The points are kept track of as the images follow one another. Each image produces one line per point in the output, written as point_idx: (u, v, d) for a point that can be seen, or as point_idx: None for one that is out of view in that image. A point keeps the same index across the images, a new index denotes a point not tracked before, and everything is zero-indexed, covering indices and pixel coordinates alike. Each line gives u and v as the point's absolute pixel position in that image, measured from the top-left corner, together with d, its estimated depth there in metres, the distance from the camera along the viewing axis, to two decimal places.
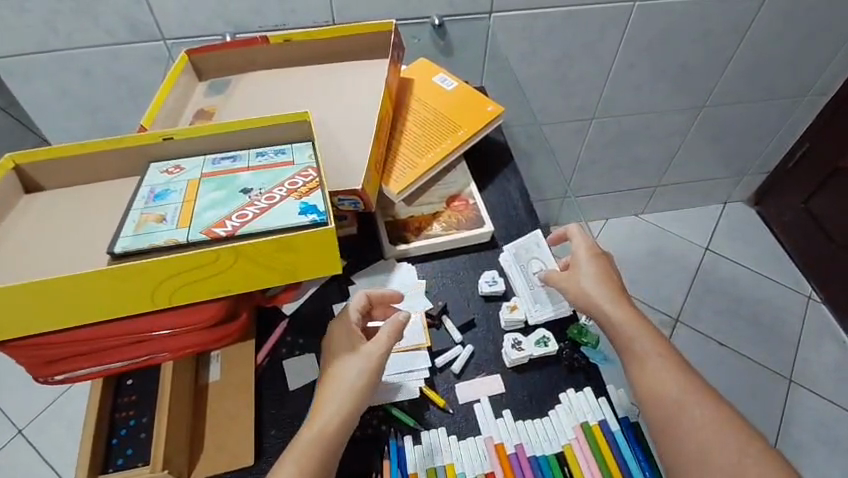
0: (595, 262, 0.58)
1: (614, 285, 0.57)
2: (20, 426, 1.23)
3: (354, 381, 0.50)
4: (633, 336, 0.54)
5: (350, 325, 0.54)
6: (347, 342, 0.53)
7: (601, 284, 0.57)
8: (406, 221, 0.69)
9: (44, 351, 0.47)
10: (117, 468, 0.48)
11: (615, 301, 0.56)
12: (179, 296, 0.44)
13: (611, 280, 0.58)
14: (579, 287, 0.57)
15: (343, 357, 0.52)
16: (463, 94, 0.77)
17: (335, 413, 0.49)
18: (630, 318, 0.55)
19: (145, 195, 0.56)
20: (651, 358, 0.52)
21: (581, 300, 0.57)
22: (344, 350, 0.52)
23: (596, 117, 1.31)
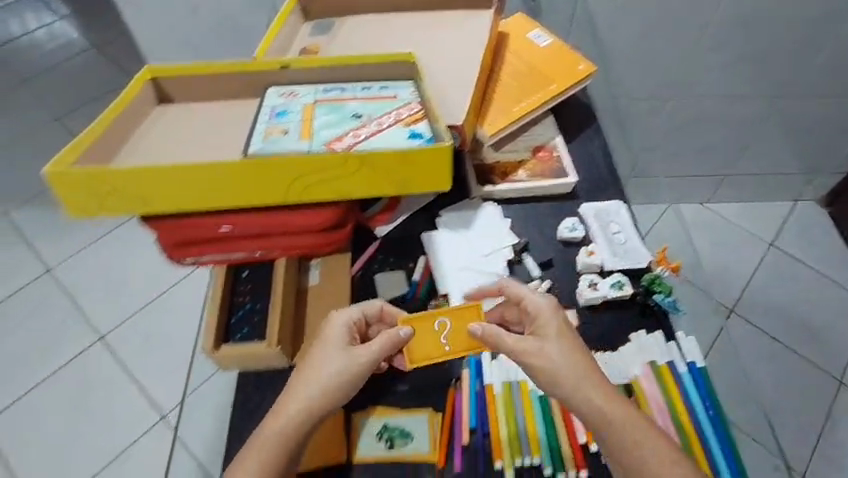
0: (541, 310, 0.51)
1: (567, 334, 0.49)
2: (102, 333, 1.36)
3: (339, 374, 0.48)
4: (593, 381, 0.47)
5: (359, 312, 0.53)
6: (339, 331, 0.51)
7: (551, 333, 0.49)
8: (492, 165, 0.73)
9: (184, 233, 0.54)
10: (235, 341, 0.55)
11: (571, 349, 0.48)
12: (305, 195, 0.49)
13: (565, 328, 0.50)
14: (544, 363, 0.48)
15: (336, 344, 0.50)
16: (556, 50, 0.79)
17: (311, 399, 0.47)
18: (586, 366, 0.48)
19: (267, 113, 0.62)
20: (611, 400, 0.47)
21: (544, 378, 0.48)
22: (340, 337, 0.50)
23: (672, 96, 1.29)
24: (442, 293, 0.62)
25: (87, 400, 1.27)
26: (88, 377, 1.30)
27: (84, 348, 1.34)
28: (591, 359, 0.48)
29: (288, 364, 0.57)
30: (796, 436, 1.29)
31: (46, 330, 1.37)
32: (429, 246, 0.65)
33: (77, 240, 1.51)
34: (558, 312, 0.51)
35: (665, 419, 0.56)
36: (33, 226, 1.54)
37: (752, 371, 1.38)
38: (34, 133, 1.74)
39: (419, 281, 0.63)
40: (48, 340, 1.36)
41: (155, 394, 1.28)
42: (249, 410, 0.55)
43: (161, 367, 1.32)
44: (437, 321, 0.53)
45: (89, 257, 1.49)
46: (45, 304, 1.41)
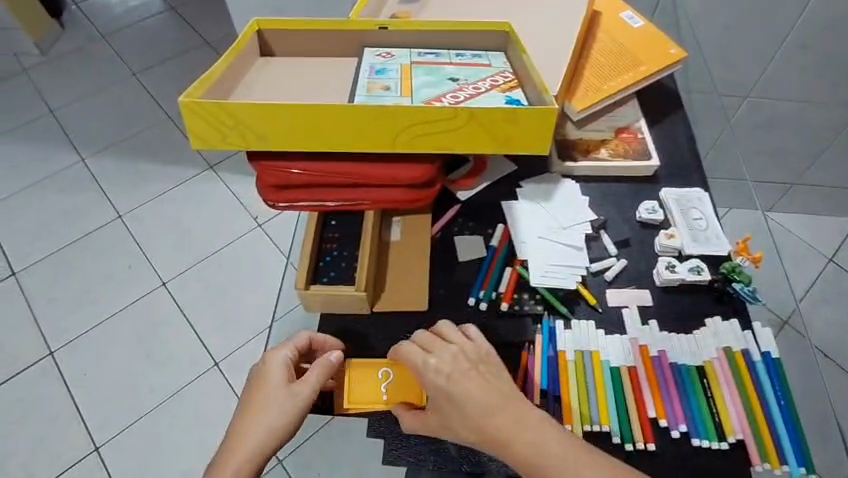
0: (435, 361, 0.47)
1: (465, 383, 0.46)
2: (164, 279, 1.44)
3: (274, 419, 0.47)
4: (498, 426, 0.44)
5: (283, 354, 0.51)
6: (274, 373, 0.49)
7: (447, 384, 0.46)
8: (574, 142, 0.73)
9: (283, 176, 0.56)
10: (323, 283, 0.58)
11: (471, 398, 0.45)
12: (410, 146, 0.51)
13: (465, 377, 0.46)
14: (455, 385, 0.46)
15: (261, 393, 0.48)
16: (648, 33, 0.78)
17: (247, 453, 0.46)
18: (490, 410, 0.44)
19: (367, 69, 0.64)
20: (525, 439, 0.43)
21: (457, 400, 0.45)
22: (265, 384, 0.49)
23: (748, 95, 1.25)
24: (519, 259, 0.63)
25: (147, 340, 1.35)
26: (147, 318, 1.38)
27: (147, 292, 1.42)
28: (500, 397, 0.45)
29: (368, 312, 0.59)
30: None
31: (113, 271, 1.45)
32: (508, 215, 0.66)
33: (146, 190, 1.59)
34: (457, 359, 0.47)
35: (735, 402, 0.55)
36: (106, 174, 1.62)
37: None
38: (111, 86, 1.83)
39: (496, 247, 0.64)
40: (114, 281, 1.44)
41: (210, 342, 1.34)
42: None
43: (216, 317, 1.38)
44: (380, 371, 0.55)
45: (155, 207, 1.56)
46: (114, 247, 1.49)
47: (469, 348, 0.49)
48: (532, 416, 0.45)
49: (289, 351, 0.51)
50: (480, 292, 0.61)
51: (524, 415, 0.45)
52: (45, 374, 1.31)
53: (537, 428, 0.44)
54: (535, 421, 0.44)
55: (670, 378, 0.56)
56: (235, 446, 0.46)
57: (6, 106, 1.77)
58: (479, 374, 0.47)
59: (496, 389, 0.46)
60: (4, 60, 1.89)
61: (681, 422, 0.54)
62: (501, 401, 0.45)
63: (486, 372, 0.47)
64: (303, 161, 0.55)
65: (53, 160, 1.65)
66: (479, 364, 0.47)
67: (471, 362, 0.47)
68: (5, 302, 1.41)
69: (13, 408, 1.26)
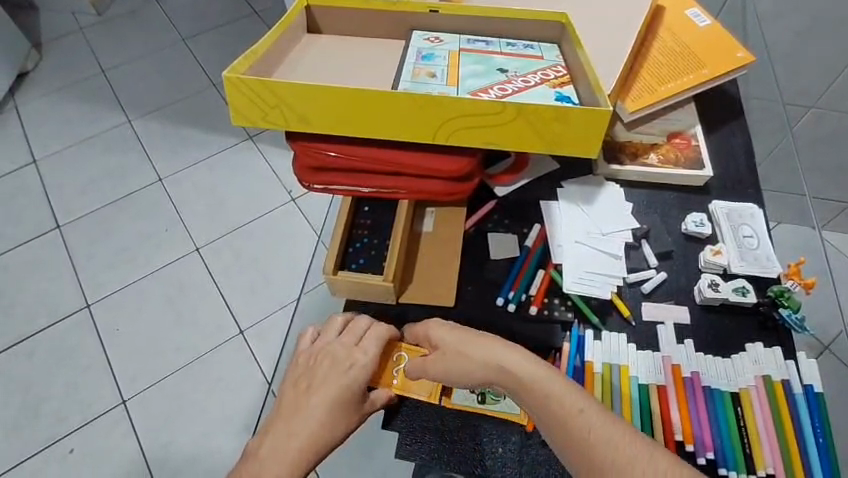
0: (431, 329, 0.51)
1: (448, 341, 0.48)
2: (198, 245, 1.47)
3: (336, 430, 0.48)
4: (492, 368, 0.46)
5: (368, 359, 0.51)
6: (355, 383, 0.50)
7: (443, 344, 0.49)
8: (622, 144, 0.70)
9: (320, 159, 0.55)
10: (351, 270, 0.57)
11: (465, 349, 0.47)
12: (451, 139, 0.50)
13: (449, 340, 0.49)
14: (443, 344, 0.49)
15: (336, 393, 0.49)
16: (715, 33, 0.74)
17: (302, 450, 0.46)
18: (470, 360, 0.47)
19: (414, 54, 0.62)
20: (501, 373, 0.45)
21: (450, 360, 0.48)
22: (343, 384, 0.49)
23: (815, 106, 1.18)
24: (554, 263, 0.61)
25: (178, 302, 1.39)
26: (179, 281, 1.42)
27: (181, 256, 1.45)
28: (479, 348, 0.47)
29: (394, 302, 0.59)
30: None
31: (150, 232, 1.49)
32: (546, 215, 0.64)
33: (187, 156, 1.62)
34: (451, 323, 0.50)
35: (768, 434, 0.53)
36: (150, 137, 1.66)
37: None
38: (161, 50, 1.86)
39: (530, 248, 0.62)
40: (150, 242, 1.48)
41: (237, 311, 1.37)
42: None
43: (245, 286, 1.40)
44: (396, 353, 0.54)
45: (194, 173, 1.59)
46: (152, 209, 1.53)
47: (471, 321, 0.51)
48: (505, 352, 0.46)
49: (374, 357, 0.51)
50: (509, 293, 0.59)
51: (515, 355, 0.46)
52: (80, 326, 1.36)
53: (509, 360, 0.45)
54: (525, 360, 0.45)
55: (702, 403, 0.54)
56: (293, 437, 0.47)
57: (61, 62, 1.82)
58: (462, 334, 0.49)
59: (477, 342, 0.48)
60: (62, 18, 1.94)
61: (709, 450, 0.51)
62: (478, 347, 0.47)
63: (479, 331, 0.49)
64: (339, 144, 0.54)
65: (101, 119, 1.70)
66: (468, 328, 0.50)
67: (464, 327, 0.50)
68: (49, 254, 1.46)
69: (51, 355, 1.32)
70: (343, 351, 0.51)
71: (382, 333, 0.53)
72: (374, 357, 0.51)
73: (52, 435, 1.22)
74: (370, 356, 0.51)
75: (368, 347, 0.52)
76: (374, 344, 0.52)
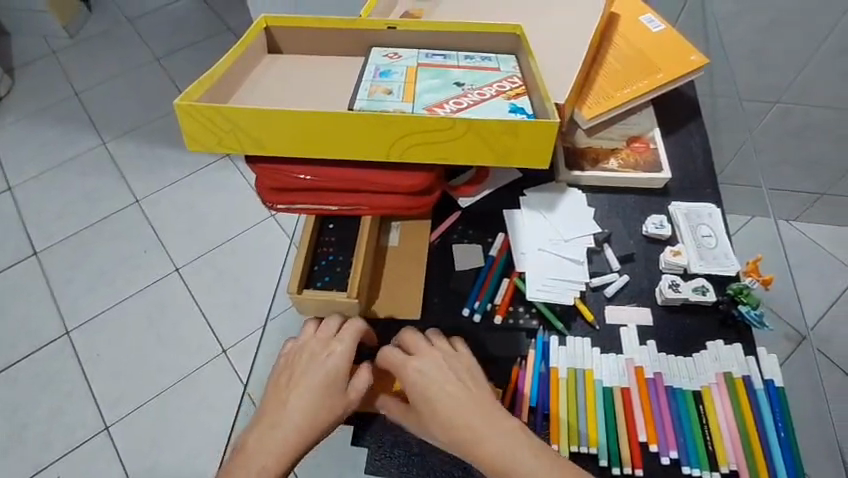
0: (403, 362, 0.49)
1: (430, 374, 0.48)
2: (177, 265, 1.46)
3: (318, 419, 0.48)
4: (470, 429, 0.44)
5: (345, 350, 0.51)
6: (332, 373, 0.50)
7: (424, 383, 0.47)
8: (583, 150, 0.71)
9: (281, 179, 0.55)
10: (316, 288, 0.58)
11: (448, 396, 0.46)
12: (405, 155, 0.50)
13: (433, 370, 0.48)
14: (420, 374, 0.48)
15: (315, 382, 0.49)
16: (668, 38, 0.75)
17: (287, 443, 0.46)
18: (448, 397, 0.46)
19: (372, 71, 0.63)
20: (470, 422, 0.45)
21: (420, 390, 0.47)
22: (322, 374, 0.50)
23: (781, 101, 1.20)
24: (518, 271, 0.62)
25: (159, 322, 1.38)
26: (160, 302, 1.41)
27: (161, 276, 1.45)
28: (460, 386, 0.47)
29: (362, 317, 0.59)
30: None
31: (129, 254, 1.49)
32: (509, 224, 0.65)
33: (164, 175, 1.62)
34: (425, 360, 0.49)
35: (731, 431, 0.54)
36: (127, 157, 1.66)
37: None
38: (137, 69, 1.85)
39: (495, 257, 0.63)
40: (130, 264, 1.47)
41: (220, 330, 1.36)
42: None
43: (226, 303, 1.40)
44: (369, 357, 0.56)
45: (172, 192, 1.59)
46: (131, 231, 1.52)
47: (449, 352, 0.50)
48: (483, 399, 0.46)
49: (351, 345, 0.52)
50: (475, 303, 0.60)
51: (495, 416, 0.45)
52: (62, 351, 1.35)
53: (486, 407, 0.46)
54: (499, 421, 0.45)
55: (664, 402, 0.55)
56: (277, 429, 0.47)
57: (35, 86, 1.81)
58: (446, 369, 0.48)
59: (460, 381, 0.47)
60: (35, 42, 1.93)
61: (673, 449, 0.52)
62: (460, 388, 0.47)
63: (466, 376, 0.48)
64: (306, 166, 0.55)
65: (78, 141, 1.69)
66: (443, 364, 0.49)
67: (439, 364, 0.49)
68: (27, 279, 1.45)
69: (33, 381, 1.31)
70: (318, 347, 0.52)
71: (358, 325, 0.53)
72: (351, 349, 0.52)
73: (36, 463, 1.21)
74: (347, 346, 0.51)
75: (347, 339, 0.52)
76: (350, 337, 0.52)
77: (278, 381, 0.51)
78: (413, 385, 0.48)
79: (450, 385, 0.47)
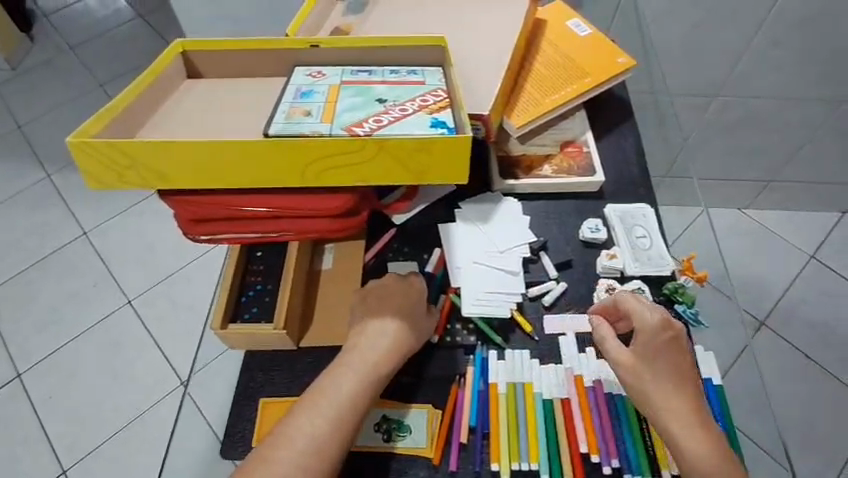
0: (648, 321, 0.52)
1: (651, 343, 0.51)
2: (130, 297, 1.41)
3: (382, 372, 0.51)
4: (666, 398, 0.49)
5: (405, 312, 0.55)
6: (399, 335, 0.53)
7: (646, 348, 0.51)
8: (517, 158, 0.70)
9: (198, 210, 0.53)
10: (243, 321, 0.56)
11: (663, 367, 0.50)
12: (320, 179, 0.50)
13: (660, 340, 0.51)
14: (643, 339, 0.52)
15: (379, 337, 0.52)
16: (595, 41, 0.76)
17: (354, 392, 0.49)
18: (665, 365, 0.50)
19: (292, 92, 0.60)
20: (671, 395, 0.49)
21: (639, 354, 0.51)
22: (383, 330, 0.53)
23: (721, 94, 1.22)
24: (453, 287, 0.61)
25: (114, 358, 1.33)
26: (113, 337, 1.36)
27: (113, 310, 1.40)
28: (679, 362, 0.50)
29: (294, 347, 0.57)
30: (819, 458, 1.19)
31: (79, 288, 1.43)
32: (444, 239, 0.64)
33: (113, 204, 1.57)
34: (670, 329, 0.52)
35: None
36: (72, 189, 1.60)
37: (779, 387, 1.28)
38: (80, 98, 1.80)
39: (430, 274, 0.62)
40: (80, 299, 1.42)
41: (177, 361, 1.32)
42: (249, 391, 0.56)
43: (182, 333, 1.36)
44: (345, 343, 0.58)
45: (122, 222, 1.54)
46: (80, 264, 1.47)
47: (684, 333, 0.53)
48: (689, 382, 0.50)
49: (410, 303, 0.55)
50: None
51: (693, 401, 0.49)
52: (11, 397, 1.29)
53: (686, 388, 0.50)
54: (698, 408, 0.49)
55: (605, 410, 0.54)
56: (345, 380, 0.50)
57: None
58: (675, 342, 0.51)
59: (679, 358, 0.51)
60: None
61: (614, 458, 0.52)
62: (676, 362, 0.50)
63: (681, 353, 0.51)
64: (249, 197, 0.53)
65: (21, 176, 1.63)
66: (678, 340, 0.52)
67: (676, 336, 0.52)
68: None
69: None
70: (382, 303, 0.55)
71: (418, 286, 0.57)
72: (415, 312, 0.55)
73: None
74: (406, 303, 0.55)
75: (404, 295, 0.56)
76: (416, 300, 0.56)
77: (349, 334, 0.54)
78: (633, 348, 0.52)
79: (670, 359, 0.50)
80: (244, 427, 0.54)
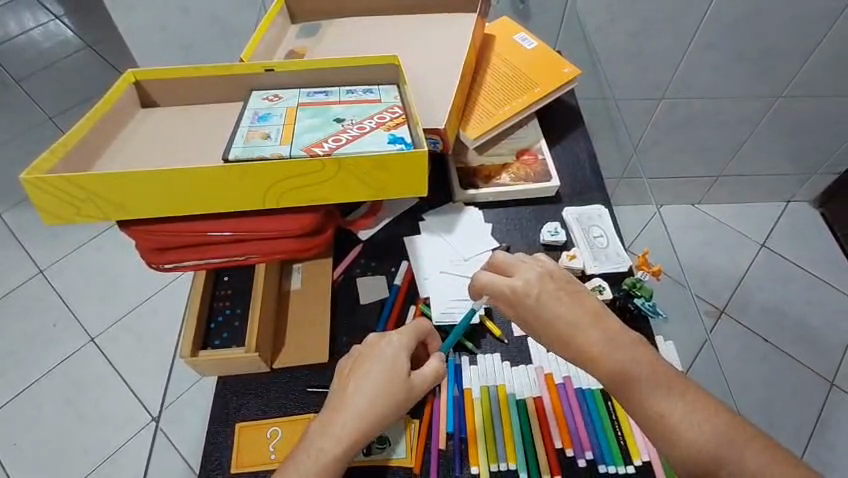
0: (525, 284, 0.51)
1: (551, 309, 0.49)
2: (93, 334, 1.37)
3: (370, 425, 0.48)
4: (605, 367, 0.47)
5: (380, 383, 0.49)
6: (373, 411, 0.48)
7: (551, 314, 0.49)
8: (476, 169, 0.73)
9: (161, 238, 0.53)
10: (214, 347, 0.55)
11: (579, 330, 0.48)
12: (283, 200, 0.51)
13: (555, 302, 0.50)
14: (541, 310, 0.50)
15: (367, 389, 0.48)
16: (541, 53, 0.80)
17: (332, 456, 0.46)
18: (576, 326, 0.48)
19: (250, 116, 0.61)
20: (608, 360, 0.46)
21: (548, 328, 0.49)
22: (370, 382, 0.49)
23: (666, 97, 1.29)
24: (423, 298, 0.62)
25: (79, 399, 1.28)
26: (76, 377, 1.31)
27: (76, 349, 1.35)
28: (594, 319, 0.49)
29: (268, 369, 0.57)
30: (785, 437, 1.24)
31: (38, 329, 1.38)
32: (410, 251, 0.66)
33: (70, 240, 1.52)
34: (545, 280, 0.51)
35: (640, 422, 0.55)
36: (25, 226, 1.54)
37: (742, 371, 1.33)
38: (28, 132, 1.74)
39: (400, 286, 0.63)
40: (39, 341, 1.36)
41: (147, 397, 1.28)
42: (224, 417, 0.55)
43: (151, 368, 1.32)
44: None
45: (80, 257, 1.49)
46: (37, 304, 1.41)
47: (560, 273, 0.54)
48: (619, 335, 0.48)
49: (399, 350, 0.51)
50: None
51: (639, 355, 0.47)
52: None
53: (621, 345, 0.47)
54: (630, 339, 0.48)
55: (576, 405, 0.56)
56: (330, 435, 0.47)
57: None
58: (568, 295, 0.50)
59: (586, 313, 0.49)
60: None
61: (587, 450, 0.54)
62: (588, 318, 0.49)
63: (586, 307, 0.50)
64: (212, 223, 0.53)
65: None
66: (565, 285, 0.51)
67: (558, 282, 0.52)
68: None
69: None
70: (370, 354, 0.51)
71: (408, 333, 0.52)
72: (393, 381, 0.49)
73: None
74: (395, 350, 0.51)
75: (396, 344, 0.51)
76: (392, 363, 0.50)
77: (335, 388, 0.50)
78: (537, 321, 0.50)
79: (579, 315, 0.49)
80: (221, 453, 0.53)
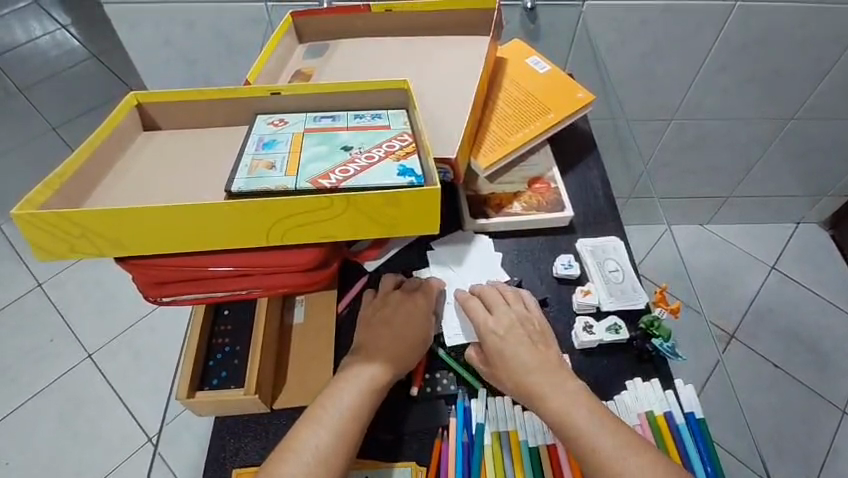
0: (504, 323, 0.56)
1: (511, 348, 0.54)
2: (90, 351, 1.34)
3: (410, 353, 0.55)
4: (547, 407, 0.51)
5: (415, 317, 0.57)
6: (413, 335, 0.56)
7: (507, 354, 0.54)
8: (487, 196, 0.70)
9: (158, 273, 0.51)
10: (211, 387, 0.53)
11: (528, 374, 0.53)
12: (288, 236, 0.48)
13: (513, 343, 0.54)
14: (503, 350, 0.54)
15: (406, 318, 0.57)
16: (554, 78, 0.77)
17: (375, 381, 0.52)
18: (529, 369, 0.53)
19: (254, 142, 0.59)
20: (550, 406, 0.51)
21: (503, 373, 0.54)
22: (411, 312, 0.57)
23: (676, 117, 1.26)
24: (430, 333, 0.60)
25: (74, 418, 1.25)
26: (71, 394, 1.28)
27: (72, 366, 1.32)
28: (545, 364, 0.53)
29: (268, 410, 0.55)
30: (797, 467, 1.21)
31: (34, 345, 1.35)
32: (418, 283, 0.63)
33: None
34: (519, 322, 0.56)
35: None
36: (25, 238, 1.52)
37: (752, 397, 1.30)
38: (38, 138, 1.73)
39: None
40: (35, 357, 1.33)
41: (142, 415, 1.25)
42: (220, 462, 0.52)
43: (148, 385, 1.29)
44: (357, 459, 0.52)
45: (80, 270, 1.47)
46: (34, 319, 1.39)
47: (528, 314, 0.57)
48: (565, 381, 0.52)
49: (431, 291, 0.60)
50: None
51: (582, 400, 0.51)
52: None
53: (568, 391, 0.51)
54: (573, 386, 0.52)
55: None
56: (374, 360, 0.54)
57: None
58: (528, 338, 0.55)
59: (540, 354, 0.54)
60: None
61: None
62: (538, 363, 0.53)
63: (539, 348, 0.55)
64: (212, 257, 0.51)
65: None
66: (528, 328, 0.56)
67: (523, 326, 0.56)
68: None
69: None
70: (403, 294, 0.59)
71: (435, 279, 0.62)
72: (427, 315, 0.58)
73: None
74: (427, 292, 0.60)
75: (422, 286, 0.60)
76: (427, 301, 0.59)
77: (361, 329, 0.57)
78: (494, 360, 0.55)
79: (534, 360, 0.53)
80: None
